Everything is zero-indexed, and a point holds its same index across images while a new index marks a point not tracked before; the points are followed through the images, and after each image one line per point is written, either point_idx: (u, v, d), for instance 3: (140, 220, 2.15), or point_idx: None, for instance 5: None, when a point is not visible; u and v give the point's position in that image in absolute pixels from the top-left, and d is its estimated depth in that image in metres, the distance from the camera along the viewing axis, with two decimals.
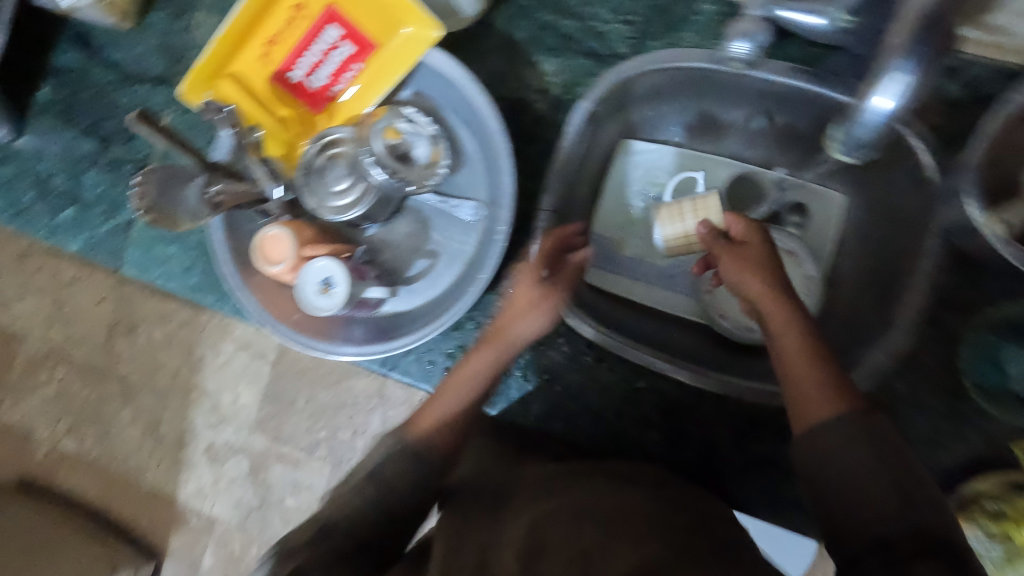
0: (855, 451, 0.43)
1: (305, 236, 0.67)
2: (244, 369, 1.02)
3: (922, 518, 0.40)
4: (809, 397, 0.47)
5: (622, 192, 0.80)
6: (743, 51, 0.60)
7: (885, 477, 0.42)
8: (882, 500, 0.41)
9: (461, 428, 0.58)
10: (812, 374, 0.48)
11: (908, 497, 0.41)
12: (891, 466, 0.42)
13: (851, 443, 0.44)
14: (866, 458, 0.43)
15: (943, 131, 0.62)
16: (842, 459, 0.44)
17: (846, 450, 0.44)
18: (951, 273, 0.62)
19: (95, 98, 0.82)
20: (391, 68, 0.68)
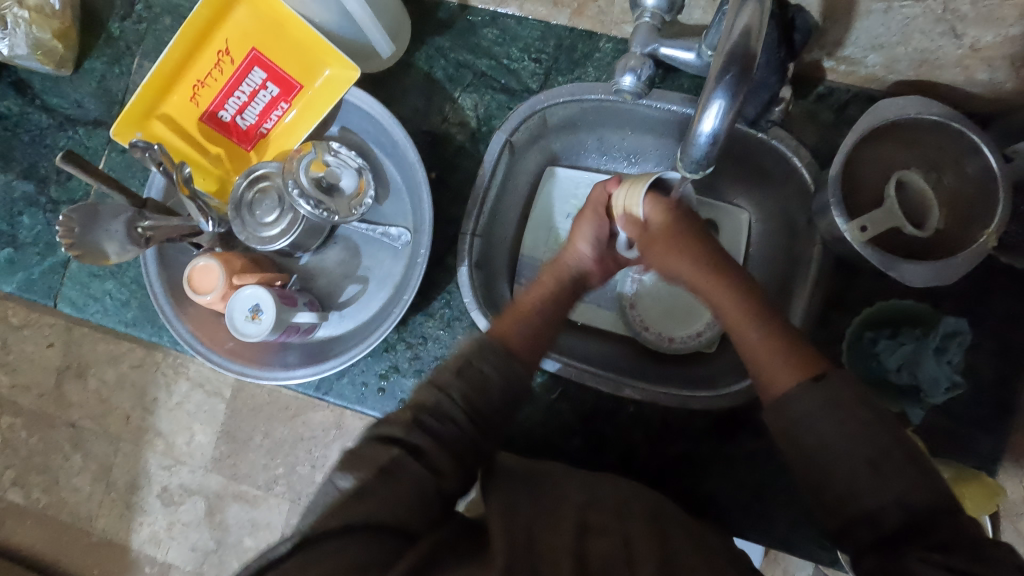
0: (829, 422, 0.47)
1: (234, 266, 0.69)
2: (197, 409, 1.03)
3: (902, 484, 0.44)
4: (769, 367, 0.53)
5: (546, 216, 0.85)
6: (629, 84, 0.65)
7: (857, 446, 0.46)
8: (860, 472, 0.45)
9: (539, 334, 0.64)
10: (770, 357, 0.53)
11: (877, 466, 0.45)
12: (857, 432, 0.46)
13: (818, 411, 0.48)
14: (838, 423, 0.47)
15: (818, 150, 0.69)
16: (819, 423, 0.48)
17: (818, 420, 0.48)
18: (833, 275, 0.68)
19: (32, 141, 0.85)
20: (316, 107, 0.73)
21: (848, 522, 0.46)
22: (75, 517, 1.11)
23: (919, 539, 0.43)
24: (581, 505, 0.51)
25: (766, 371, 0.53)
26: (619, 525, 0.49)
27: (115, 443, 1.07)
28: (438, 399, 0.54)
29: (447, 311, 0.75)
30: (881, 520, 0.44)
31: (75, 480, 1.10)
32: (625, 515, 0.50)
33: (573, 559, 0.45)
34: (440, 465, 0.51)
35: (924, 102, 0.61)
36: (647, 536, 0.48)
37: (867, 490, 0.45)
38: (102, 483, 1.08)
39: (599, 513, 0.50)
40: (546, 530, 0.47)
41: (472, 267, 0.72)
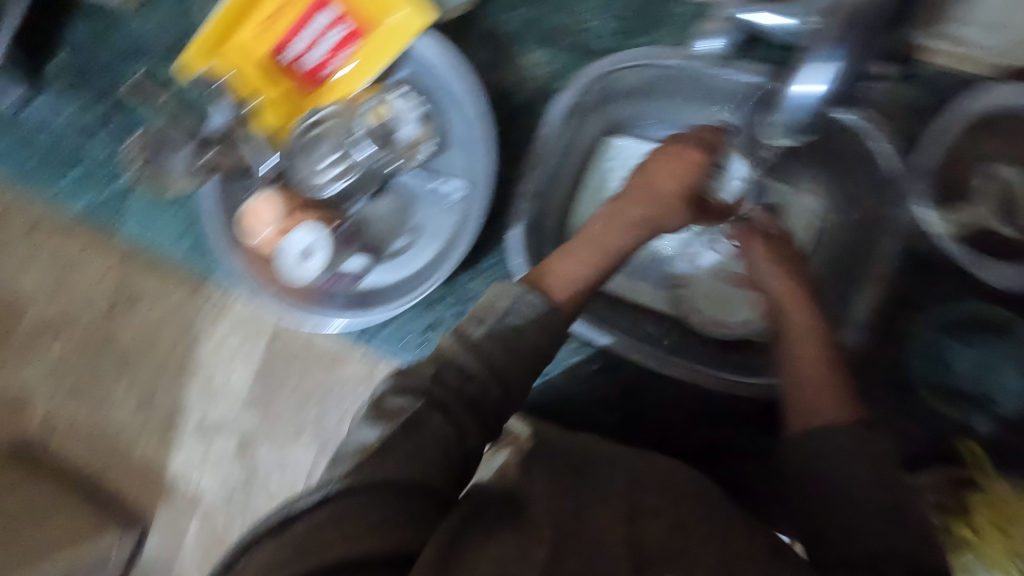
0: (854, 468, 0.49)
1: (292, 205, 0.70)
2: (235, 350, 1.06)
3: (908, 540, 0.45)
4: (812, 395, 0.54)
5: (603, 185, 0.83)
6: (717, 47, 0.68)
7: (876, 492, 0.47)
8: (874, 514, 0.47)
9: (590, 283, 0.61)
10: (818, 382, 0.55)
11: (894, 518, 0.46)
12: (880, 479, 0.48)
13: (847, 455, 0.49)
14: (861, 465, 0.49)
15: (907, 133, 0.64)
16: (840, 458, 0.49)
17: (838, 458, 0.49)
18: (905, 273, 0.64)
19: (103, 68, 0.86)
20: (381, 50, 0.70)
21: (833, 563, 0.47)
22: (116, 442, 1.16)
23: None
24: (631, 489, 0.53)
25: (806, 402, 0.54)
26: (670, 508, 0.51)
27: (157, 374, 1.11)
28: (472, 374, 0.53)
29: (494, 272, 0.74)
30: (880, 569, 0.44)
31: (118, 405, 1.15)
32: (676, 503, 0.51)
33: (625, 539, 0.47)
34: (465, 424, 0.50)
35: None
36: (698, 518, 0.50)
37: (870, 536, 0.46)
38: (144, 412, 1.13)
39: (651, 498, 0.52)
40: (593, 509, 0.50)
41: (526, 229, 0.71)
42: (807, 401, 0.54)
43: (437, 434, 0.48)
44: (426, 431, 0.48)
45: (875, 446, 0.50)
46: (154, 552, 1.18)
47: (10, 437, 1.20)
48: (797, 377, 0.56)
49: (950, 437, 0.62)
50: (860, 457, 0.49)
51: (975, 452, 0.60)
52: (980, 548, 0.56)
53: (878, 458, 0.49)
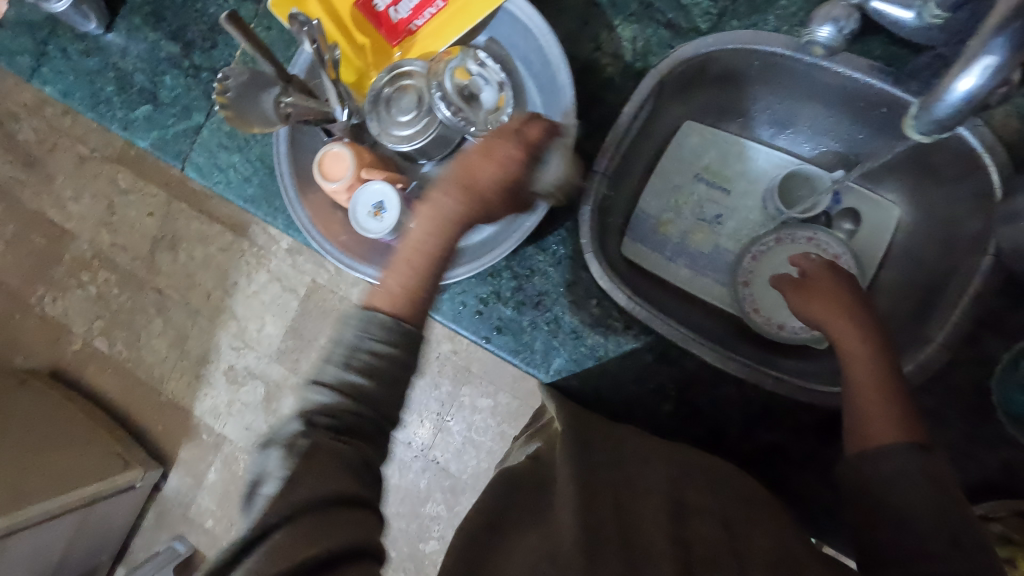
0: (911, 492, 0.48)
1: (364, 159, 0.68)
2: (272, 300, 1.07)
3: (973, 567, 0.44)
4: (871, 416, 0.54)
5: (675, 173, 0.81)
6: (827, 36, 0.59)
7: (933, 517, 0.46)
8: (933, 540, 0.45)
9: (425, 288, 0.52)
10: (881, 404, 0.54)
11: (955, 544, 0.45)
12: (938, 504, 0.47)
13: (912, 478, 0.49)
14: (917, 490, 0.48)
15: (1015, 149, 0.62)
16: (907, 485, 0.48)
17: (904, 479, 0.49)
18: (998, 295, 0.61)
19: (183, 5, 0.86)
20: (469, 11, 0.70)
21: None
22: (148, 377, 1.18)
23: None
24: (672, 480, 0.51)
25: (871, 422, 0.54)
26: (710, 502, 0.49)
27: (193, 315, 1.12)
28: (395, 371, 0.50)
29: (559, 248, 0.73)
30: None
31: (153, 341, 1.16)
32: (722, 499, 0.50)
33: (673, 542, 0.44)
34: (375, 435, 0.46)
35: None
36: (745, 520, 0.48)
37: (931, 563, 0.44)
38: (177, 350, 1.15)
39: (695, 494, 0.50)
40: (636, 501, 0.48)
41: (596, 209, 0.69)
42: (868, 424, 0.53)
43: (332, 451, 0.44)
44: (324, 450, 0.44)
45: (939, 470, 0.49)
46: (175, 489, 1.21)
47: (46, 361, 1.23)
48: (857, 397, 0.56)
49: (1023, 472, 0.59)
50: (926, 483, 0.48)
51: None
52: None
53: (943, 486, 0.48)
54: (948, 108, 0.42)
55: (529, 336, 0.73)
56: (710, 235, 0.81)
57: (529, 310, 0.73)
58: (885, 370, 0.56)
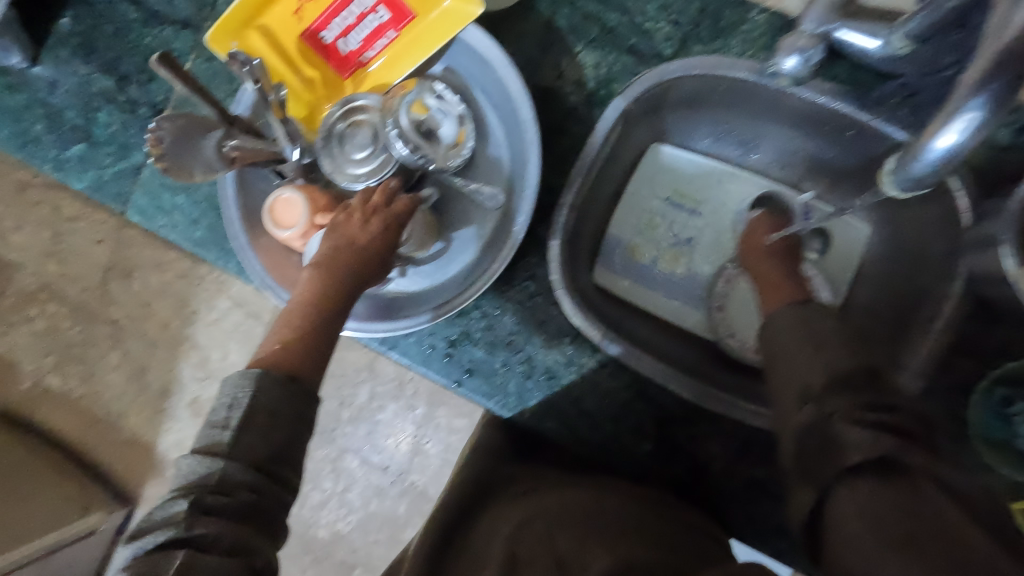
0: (793, 331, 0.58)
1: (318, 202, 0.64)
2: (236, 328, 1.03)
3: (834, 353, 0.54)
4: (776, 287, 0.66)
5: (644, 198, 0.79)
6: (792, 67, 0.56)
7: (806, 336, 0.57)
8: (805, 352, 0.56)
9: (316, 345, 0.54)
10: (773, 283, 0.67)
11: (819, 347, 0.55)
12: (808, 330, 0.57)
13: (794, 324, 0.59)
14: (797, 329, 0.58)
15: (981, 172, 0.61)
16: (798, 344, 0.56)
17: (789, 327, 0.59)
18: (970, 319, 0.60)
19: (116, 34, 0.80)
20: (424, 42, 0.66)
21: (786, 399, 0.55)
22: (104, 414, 1.11)
23: (839, 396, 0.50)
24: (512, 540, 0.54)
25: (769, 292, 0.66)
26: (551, 546, 0.51)
27: (150, 346, 1.06)
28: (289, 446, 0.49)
29: (529, 285, 0.70)
30: (809, 385, 0.53)
31: (108, 376, 1.09)
32: (554, 534, 0.53)
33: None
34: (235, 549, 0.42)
35: None
36: (575, 545, 0.51)
37: (804, 362, 0.55)
38: (136, 383, 1.08)
39: (526, 543, 0.53)
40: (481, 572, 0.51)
41: (565, 242, 0.66)
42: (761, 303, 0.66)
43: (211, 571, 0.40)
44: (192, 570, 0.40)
45: (813, 317, 0.59)
46: None
47: None
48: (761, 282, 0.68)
49: (1003, 495, 0.58)
50: (807, 338, 0.57)
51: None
52: None
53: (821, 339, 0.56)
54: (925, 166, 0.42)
55: (503, 379, 0.70)
56: (682, 258, 0.79)
57: (502, 351, 0.70)
58: (779, 259, 0.69)
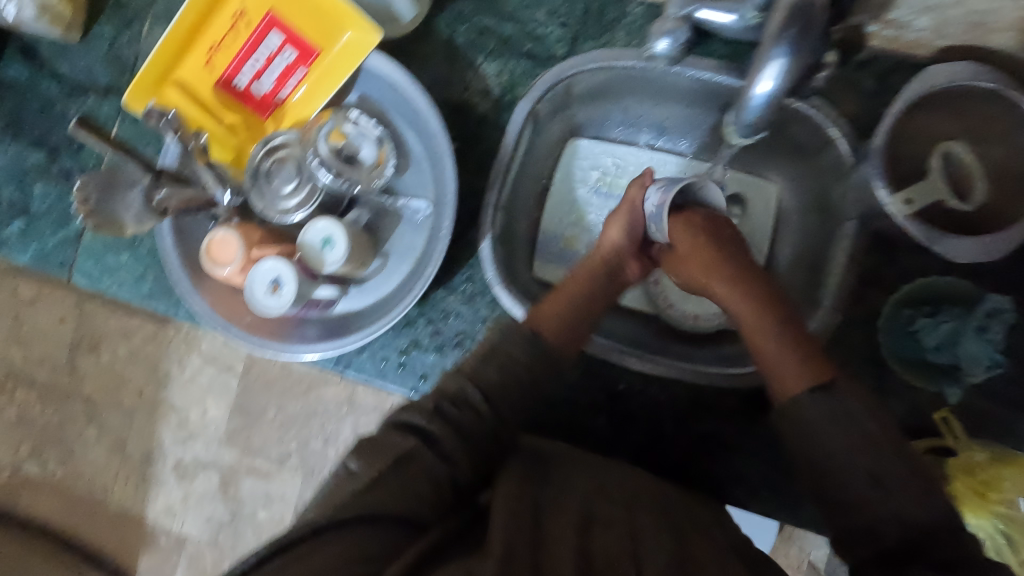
0: (834, 434, 0.48)
1: (253, 238, 0.67)
2: (211, 382, 1.01)
3: (902, 499, 0.46)
4: (784, 371, 0.53)
5: (569, 190, 0.83)
6: (666, 48, 0.64)
7: (862, 457, 0.48)
8: (863, 487, 0.47)
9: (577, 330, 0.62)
10: (776, 358, 0.54)
11: (877, 481, 0.47)
12: (863, 446, 0.48)
13: (843, 434, 0.48)
14: (847, 438, 0.48)
15: (858, 118, 0.66)
16: (852, 475, 0.47)
17: (823, 434, 0.49)
18: (870, 253, 0.65)
19: (43, 111, 0.82)
20: (332, 74, 0.70)
21: (847, 534, 0.47)
22: (89, 491, 1.09)
23: (915, 558, 0.44)
24: (586, 495, 0.49)
25: (780, 381, 0.54)
26: (626, 516, 0.47)
27: (128, 416, 1.05)
28: (463, 384, 0.54)
29: (468, 286, 0.74)
30: (879, 533, 0.46)
31: (90, 452, 1.08)
32: (633, 513, 0.48)
33: (577, 554, 0.42)
34: (454, 454, 0.50)
35: (976, 68, 0.57)
36: (656, 529, 0.46)
37: (868, 503, 0.46)
38: (117, 456, 1.07)
39: (604, 505, 0.48)
40: (552, 514, 0.45)
41: (496, 240, 0.70)
42: (775, 390, 0.53)
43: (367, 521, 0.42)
44: (417, 463, 0.48)
45: (856, 414, 0.49)
46: None
47: None
48: (770, 353, 0.55)
49: (928, 410, 0.63)
50: (864, 466, 0.47)
51: (947, 417, 0.62)
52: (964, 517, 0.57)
53: (881, 466, 0.47)
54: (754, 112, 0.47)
55: None
56: None
57: (452, 351, 0.73)
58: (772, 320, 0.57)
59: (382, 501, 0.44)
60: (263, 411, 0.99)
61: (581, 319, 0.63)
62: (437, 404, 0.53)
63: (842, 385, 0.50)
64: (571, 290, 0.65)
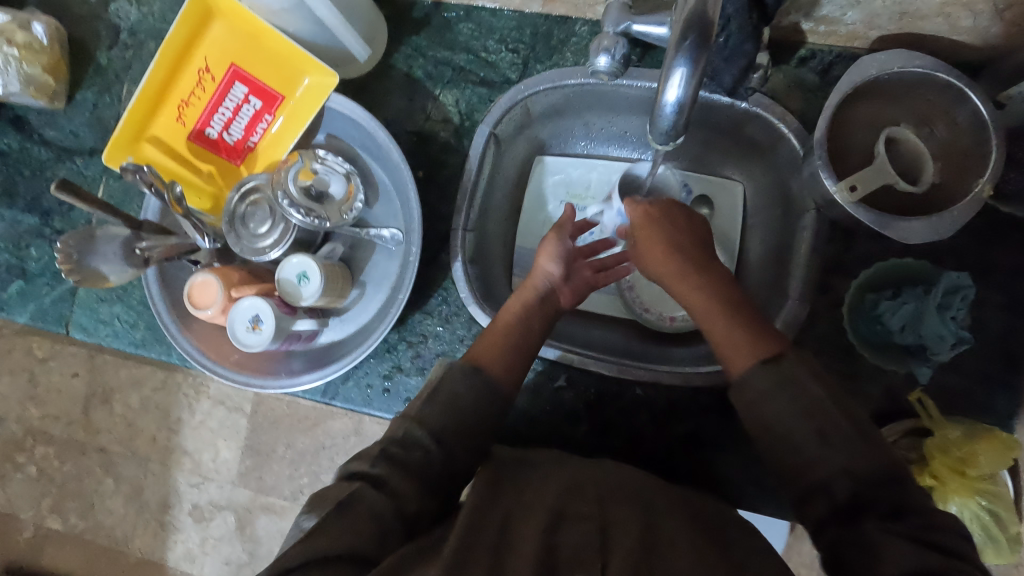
0: (779, 401, 0.50)
1: (232, 279, 0.70)
2: (221, 425, 1.02)
3: (846, 452, 0.46)
4: (734, 343, 0.56)
5: (538, 206, 0.84)
6: (605, 64, 0.65)
7: (806, 419, 0.48)
8: (809, 443, 0.48)
9: (519, 358, 0.64)
10: (727, 334, 0.57)
11: (824, 438, 0.48)
12: (808, 408, 0.49)
13: (791, 389, 0.50)
14: (788, 405, 0.49)
15: (804, 112, 0.68)
16: (794, 437, 0.49)
17: (769, 397, 0.50)
18: (830, 241, 0.66)
19: (34, 175, 0.87)
20: (298, 117, 0.74)
21: (804, 494, 0.48)
22: (110, 541, 1.11)
23: (872, 509, 0.44)
24: (559, 495, 0.49)
25: (732, 350, 0.56)
26: (598, 510, 0.48)
27: (142, 464, 1.07)
28: (407, 430, 0.56)
29: (444, 307, 0.76)
30: (832, 490, 0.46)
31: (108, 503, 1.11)
32: (604, 503, 0.49)
33: (540, 547, 0.43)
34: (399, 489, 0.51)
35: (907, 54, 0.59)
36: (625, 518, 0.47)
37: (815, 460, 0.47)
38: (134, 504, 1.09)
39: (576, 503, 0.48)
40: (518, 522, 0.46)
41: (467, 261, 0.72)
42: (730, 356, 0.55)
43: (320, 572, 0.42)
44: (363, 505, 0.48)
45: (797, 372, 0.50)
46: None
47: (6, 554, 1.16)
48: (717, 325, 0.58)
49: (903, 392, 0.63)
50: (807, 426, 0.48)
51: (921, 399, 0.62)
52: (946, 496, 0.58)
53: (823, 424, 0.48)
54: (669, 119, 0.48)
55: None
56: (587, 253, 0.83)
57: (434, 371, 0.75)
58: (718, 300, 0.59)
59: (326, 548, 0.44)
60: (268, 448, 1.01)
61: (524, 345, 0.65)
62: (384, 449, 0.55)
63: (792, 355, 0.52)
64: (510, 323, 0.66)
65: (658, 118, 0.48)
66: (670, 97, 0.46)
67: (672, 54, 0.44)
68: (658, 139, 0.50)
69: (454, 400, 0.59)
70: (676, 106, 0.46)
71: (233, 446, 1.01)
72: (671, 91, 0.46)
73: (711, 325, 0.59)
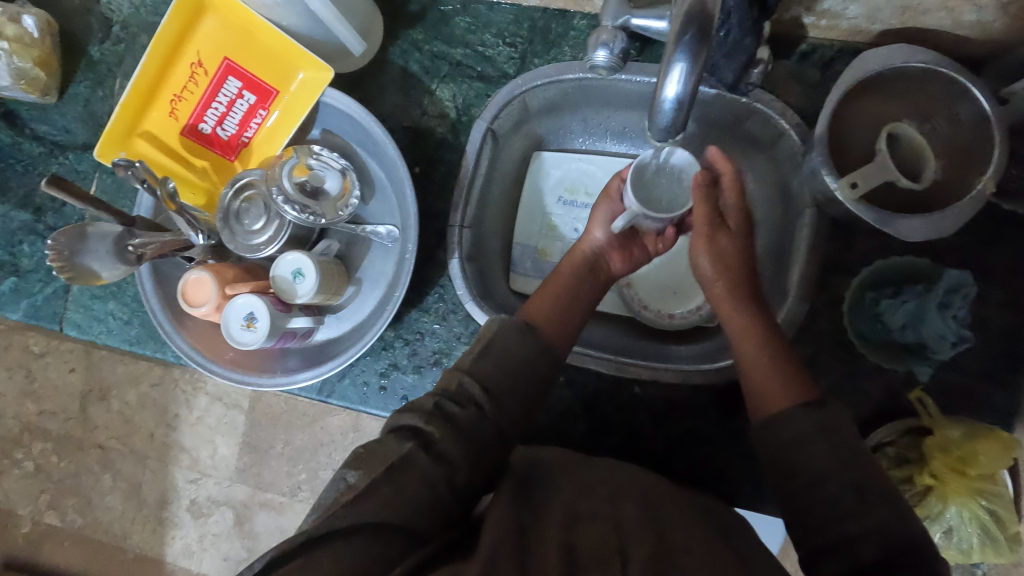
0: (817, 450, 0.50)
1: (226, 276, 0.69)
2: (218, 422, 1.02)
3: (879, 513, 0.47)
4: (770, 383, 0.56)
5: (535, 203, 0.83)
6: (603, 59, 0.64)
7: (842, 473, 0.49)
8: (841, 497, 0.48)
9: (571, 318, 0.65)
10: (769, 378, 0.56)
11: (859, 495, 0.48)
12: (843, 462, 0.49)
13: (822, 441, 0.50)
14: (824, 454, 0.50)
15: (805, 108, 0.68)
16: (821, 492, 0.49)
17: (805, 445, 0.51)
18: (830, 238, 0.66)
19: (27, 170, 0.86)
20: (292, 112, 0.73)
21: (824, 551, 0.48)
22: (109, 537, 1.11)
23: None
24: (574, 495, 0.49)
25: (770, 391, 0.55)
26: (610, 510, 0.47)
27: (140, 461, 1.06)
28: (461, 382, 0.56)
29: (441, 304, 0.75)
30: (857, 549, 0.46)
31: (106, 499, 1.10)
32: (616, 502, 0.48)
33: (560, 547, 0.43)
34: (450, 454, 0.51)
35: (910, 49, 0.58)
36: (638, 519, 0.46)
37: (844, 515, 0.48)
38: (133, 501, 1.08)
39: (588, 501, 0.48)
40: (534, 521, 0.46)
41: (464, 257, 0.71)
42: (767, 398, 0.55)
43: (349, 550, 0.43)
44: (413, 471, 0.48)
45: (837, 423, 0.51)
46: None
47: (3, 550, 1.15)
48: (759, 358, 0.57)
49: (902, 390, 0.63)
50: (841, 480, 0.49)
51: (923, 398, 0.61)
52: (947, 497, 0.58)
53: (859, 480, 0.49)
54: (668, 116, 0.47)
55: None
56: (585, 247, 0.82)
57: (431, 370, 0.75)
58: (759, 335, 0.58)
59: (366, 511, 0.45)
60: (265, 444, 1.00)
61: (575, 309, 0.66)
62: (437, 402, 0.54)
63: (830, 405, 0.52)
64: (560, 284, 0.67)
65: (657, 115, 0.47)
66: (669, 91, 0.45)
67: (671, 49, 0.44)
68: (657, 137, 0.49)
69: (508, 359, 0.58)
70: (675, 100, 0.45)
71: (230, 443, 1.01)
72: (671, 87, 0.45)
73: (751, 360, 0.58)
